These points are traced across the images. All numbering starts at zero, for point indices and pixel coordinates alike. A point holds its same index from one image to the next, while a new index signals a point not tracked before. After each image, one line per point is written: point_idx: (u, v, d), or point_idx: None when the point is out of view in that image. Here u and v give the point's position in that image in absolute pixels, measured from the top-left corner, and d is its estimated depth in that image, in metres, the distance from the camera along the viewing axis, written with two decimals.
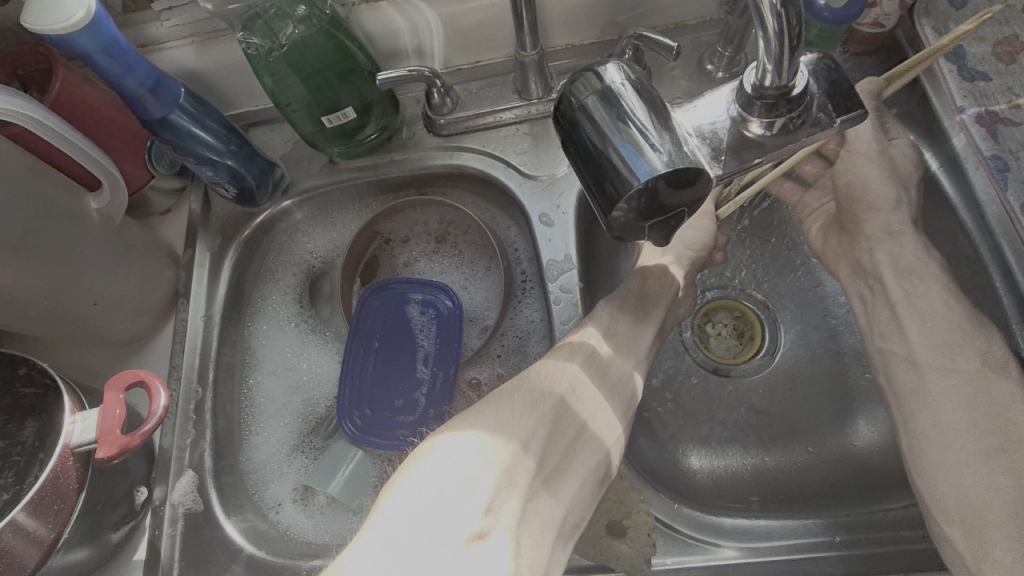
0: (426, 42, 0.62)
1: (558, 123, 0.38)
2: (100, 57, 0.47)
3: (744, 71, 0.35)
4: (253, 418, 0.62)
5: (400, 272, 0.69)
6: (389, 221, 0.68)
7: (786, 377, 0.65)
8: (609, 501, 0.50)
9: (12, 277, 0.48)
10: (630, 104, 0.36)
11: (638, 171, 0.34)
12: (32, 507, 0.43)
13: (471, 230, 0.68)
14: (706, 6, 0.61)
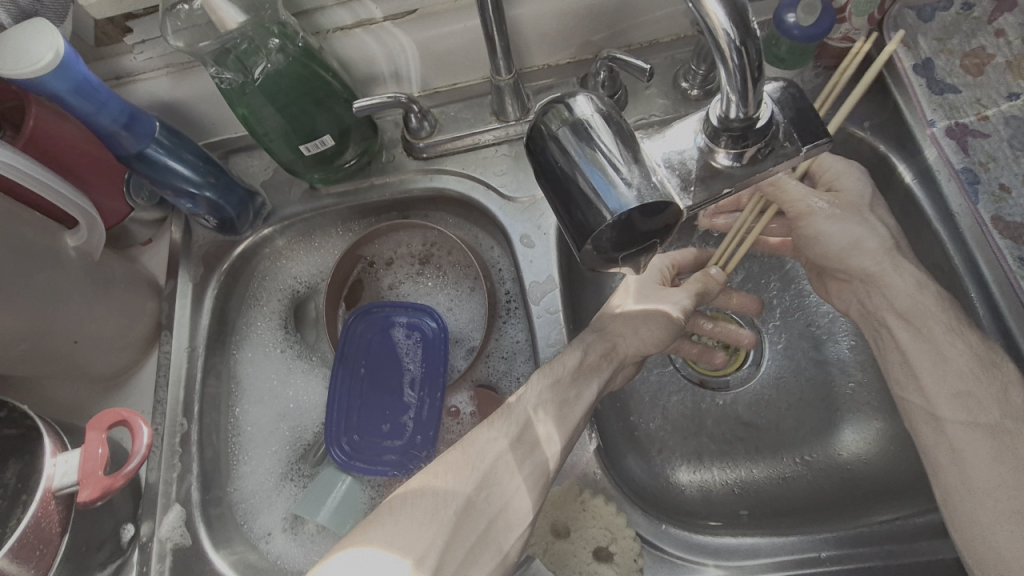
0: (403, 66, 0.62)
1: (530, 150, 0.40)
2: (71, 97, 0.48)
3: (710, 102, 0.35)
4: (240, 447, 0.62)
5: (385, 296, 0.69)
6: (373, 244, 0.68)
7: (772, 388, 0.66)
8: (597, 527, 0.49)
9: None
10: (600, 136, 0.37)
11: (609, 205, 0.35)
12: (14, 553, 0.43)
13: (455, 251, 0.68)
14: (679, 24, 0.61)
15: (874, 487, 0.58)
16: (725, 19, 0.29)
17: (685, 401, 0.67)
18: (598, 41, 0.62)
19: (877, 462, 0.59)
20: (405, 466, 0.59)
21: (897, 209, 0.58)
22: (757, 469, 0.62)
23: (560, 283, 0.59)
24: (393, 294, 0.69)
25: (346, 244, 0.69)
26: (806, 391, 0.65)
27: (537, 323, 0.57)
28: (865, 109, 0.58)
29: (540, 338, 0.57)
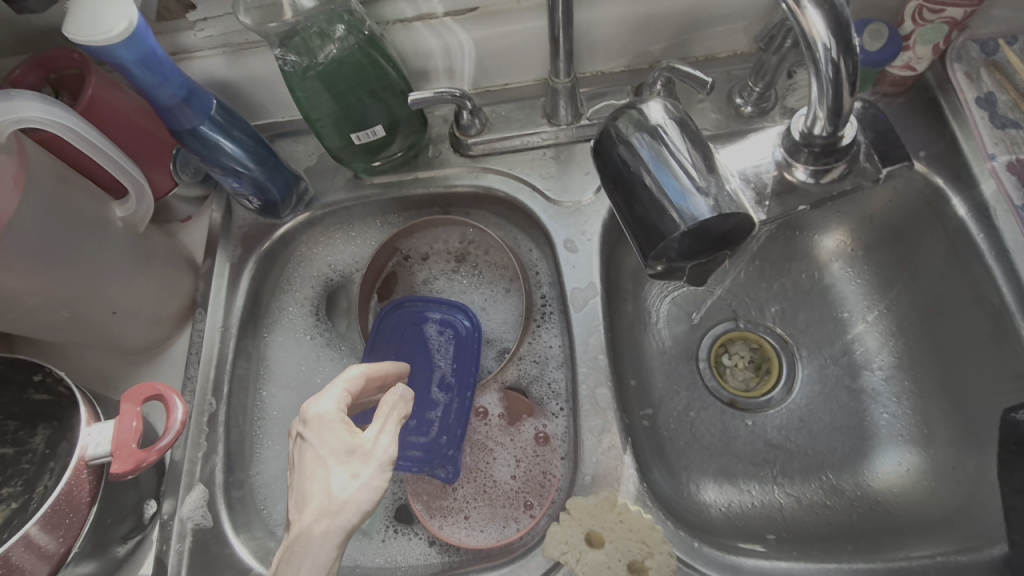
0: (457, 63, 0.62)
1: (595, 151, 0.40)
2: (136, 69, 0.47)
3: (793, 117, 0.35)
4: (264, 431, 0.61)
5: (418, 290, 0.68)
6: (410, 238, 0.68)
7: (804, 412, 0.66)
8: (633, 541, 0.48)
9: (27, 283, 0.46)
10: (673, 142, 0.36)
11: (682, 212, 0.34)
12: (44, 522, 0.43)
13: (492, 251, 0.68)
14: (737, 40, 0.61)
15: (905, 520, 0.57)
16: (824, 31, 0.29)
17: (714, 419, 0.67)
18: (655, 52, 0.62)
19: (910, 495, 0.58)
20: (428, 464, 0.58)
21: (945, 240, 0.58)
22: (785, 492, 0.61)
23: (601, 290, 0.58)
24: (426, 290, 0.68)
25: (383, 235, 0.69)
26: (838, 418, 0.64)
27: (577, 329, 0.56)
28: (922, 139, 0.58)
29: (579, 343, 0.56)
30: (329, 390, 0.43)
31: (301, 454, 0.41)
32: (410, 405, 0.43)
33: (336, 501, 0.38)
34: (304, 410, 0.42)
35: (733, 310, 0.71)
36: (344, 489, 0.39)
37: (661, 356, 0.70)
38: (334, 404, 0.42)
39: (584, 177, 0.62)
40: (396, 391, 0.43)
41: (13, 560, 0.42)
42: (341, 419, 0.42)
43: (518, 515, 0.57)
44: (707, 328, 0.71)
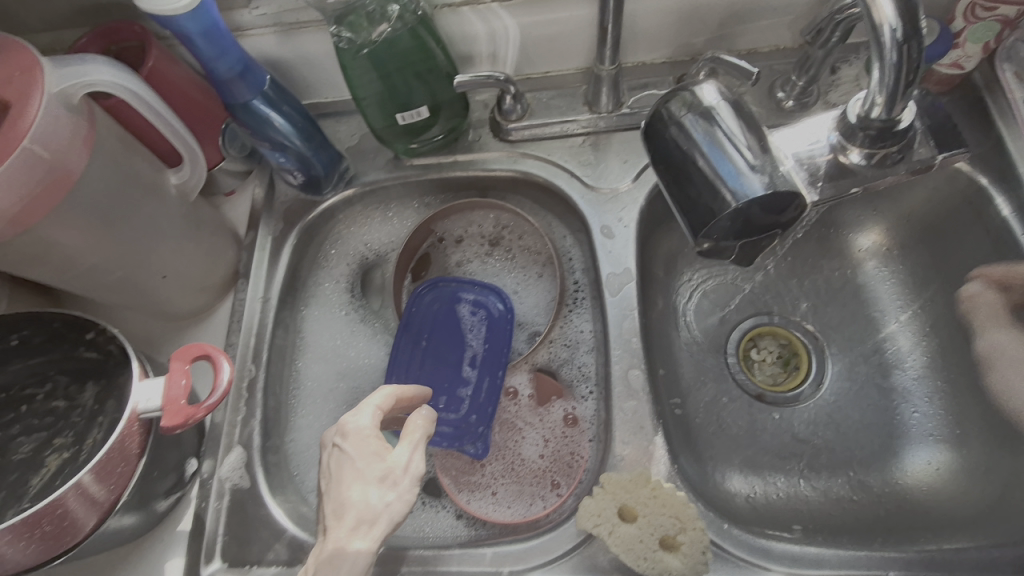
0: (501, 48, 0.62)
1: (643, 134, 0.41)
2: (200, 40, 0.48)
3: (849, 101, 0.36)
4: (299, 400, 0.63)
5: (452, 272, 0.69)
6: (445, 220, 0.70)
7: (832, 409, 0.66)
8: (667, 517, 0.48)
9: (86, 242, 0.47)
10: (726, 123, 0.37)
11: (734, 188, 0.35)
12: (97, 472, 0.44)
13: (526, 236, 0.69)
14: (780, 35, 0.62)
15: (936, 515, 0.56)
16: (892, 14, 0.30)
17: (740, 411, 0.67)
18: (698, 44, 0.62)
19: (941, 491, 0.58)
20: (458, 441, 0.60)
21: (988, 241, 0.58)
22: (810, 485, 0.62)
23: (635, 276, 0.59)
24: (459, 272, 0.69)
25: (420, 216, 0.70)
26: (867, 414, 0.64)
27: (611, 313, 0.57)
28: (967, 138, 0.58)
29: (612, 327, 0.57)
30: (364, 406, 0.48)
31: (340, 463, 0.45)
32: (433, 425, 0.48)
33: (371, 511, 0.43)
34: (344, 424, 0.47)
35: (762, 305, 0.72)
36: (381, 498, 0.43)
37: (689, 347, 0.70)
38: (367, 423, 0.47)
39: (622, 165, 0.63)
40: (422, 413, 0.48)
41: (65, 506, 0.43)
42: (375, 434, 0.47)
43: (545, 494, 0.58)
44: (736, 321, 0.72)
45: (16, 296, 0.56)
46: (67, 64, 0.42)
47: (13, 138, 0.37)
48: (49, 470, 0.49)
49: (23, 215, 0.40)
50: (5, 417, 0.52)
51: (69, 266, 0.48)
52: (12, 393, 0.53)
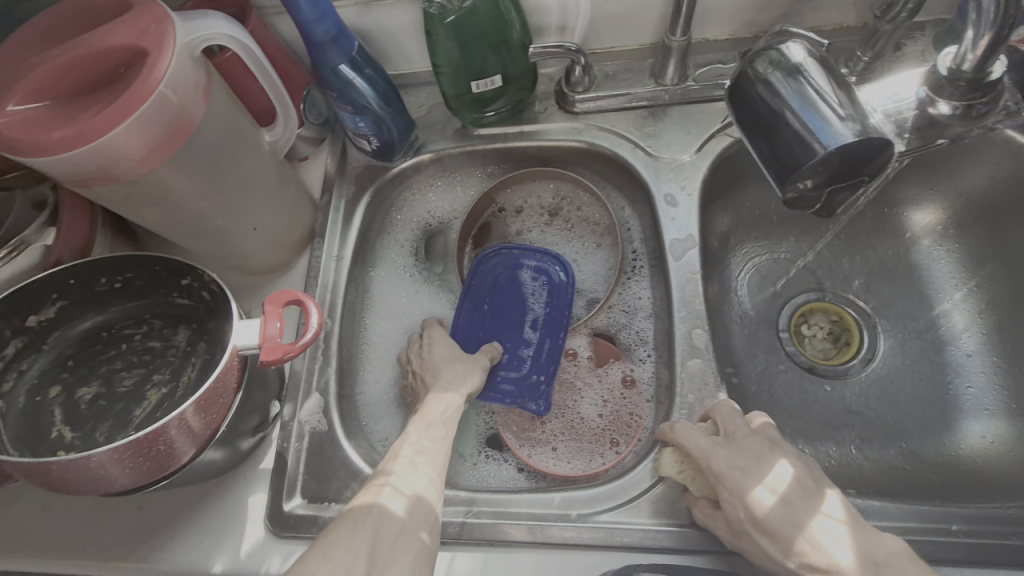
0: (571, 21, 0.65)
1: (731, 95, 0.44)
2: (304, 2, 0.51)
3: (938, 57, 0.38)
4: (368, 355, 0.66)
5: (512, 240, 0.72)
6: (506, 191, 0.72)
7: (885, 382, 0.67)
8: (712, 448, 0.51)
9: (196, 190, 0.50)
10: (813, 79, 0.39)
11: (823, 139, 0.37)
12: (201, 405, 0.46)
13: (585, 208, 0.71)
14: (844, 14, 0.63)
15: (993, 484, 0.57)
16: None
17: (792, 382, 0.69)
18: (763, 21, 0.64)
19: (997, 461, 0.59)
20: (519, 397, 0.62)
21: None
22: (863, 454, 0.63)
23: (699, 242, 0.61)
24: (519, 241, 0.72)
25: (484, 186, 0.73)
26: (920, 387, 0.66)
27: (675, 277, 0.59)
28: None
29: (677, 290, 0.59)
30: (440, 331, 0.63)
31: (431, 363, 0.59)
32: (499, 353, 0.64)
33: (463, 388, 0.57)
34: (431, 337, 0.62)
35: (813, 281, 0.73)
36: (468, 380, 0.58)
37: (741, 319, 0.72)
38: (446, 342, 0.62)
39: (685, 137, 0.65)
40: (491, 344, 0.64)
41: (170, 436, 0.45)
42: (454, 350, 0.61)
43: (604, 450, 0.60)
44: (788, 296, 0.73)
45: (115, 245, 0.59)
46: (192, 19, 0.45)
47: (149, 83, 0.40)
48: (150, 403, 0.53)
49: (150, 156, 0.43)
50: (106, 354, 0.55)
51: (181, 211, 0.50)
52: (112, 331, 0.56)
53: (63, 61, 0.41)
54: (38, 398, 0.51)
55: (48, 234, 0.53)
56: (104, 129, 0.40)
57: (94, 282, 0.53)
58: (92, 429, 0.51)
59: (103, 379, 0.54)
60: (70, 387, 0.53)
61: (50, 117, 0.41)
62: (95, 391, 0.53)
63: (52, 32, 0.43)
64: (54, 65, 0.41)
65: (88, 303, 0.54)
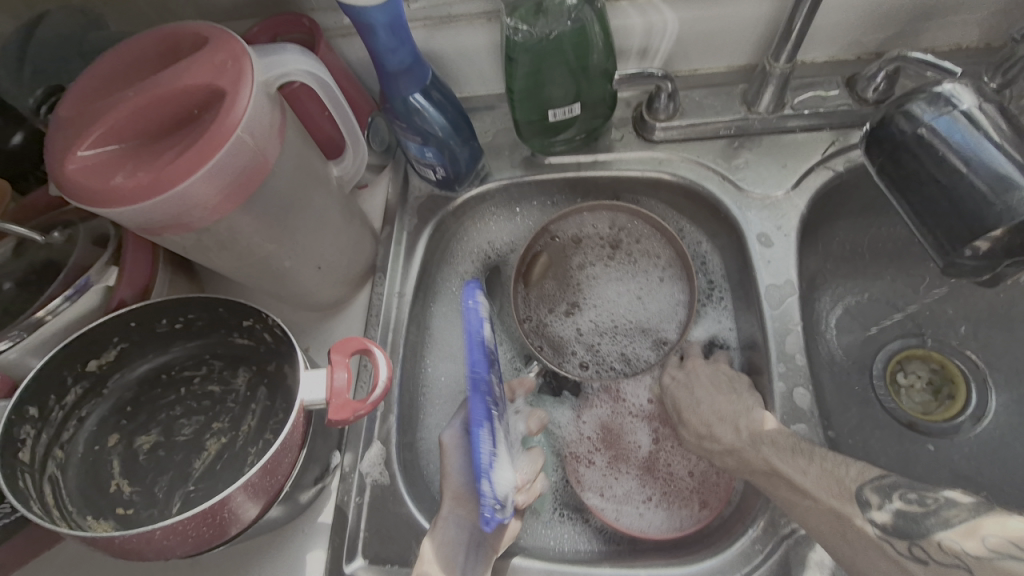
0: (656, 43, 0.59)
1: (869, 128, 0.46)
2: (382, 31, 0.48)
3: None
4: (428, 399, 0.62)
5: (570, 275, 0.65)
6: (559, 220, 0.64)
7: (1000, 444, 0.60)
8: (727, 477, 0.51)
9: (259, 231, 0.47)
10: (985, 131, 0.40)
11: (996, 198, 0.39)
12: (264, 472, 0.43)
13: (646, 241, 0.64)
14: (965, 33, 0.57)
15: None
16: None
17: (890, 440, 0.62)
18: (870, 42, 0.58)
19: None
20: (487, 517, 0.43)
21: None
22: None
23: (797, 289, 0.56)
24: (580, 277, 0.65)
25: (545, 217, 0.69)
26: None
27: (770, 327, 0.55)
28: None
29: (773, 343, 0.54)
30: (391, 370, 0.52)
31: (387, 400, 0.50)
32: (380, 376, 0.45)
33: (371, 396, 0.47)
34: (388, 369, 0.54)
35: (912, 325, 0.66)
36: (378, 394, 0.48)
37: (832, 366, 0.65)
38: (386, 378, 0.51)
39: (780, 169, 0.59)
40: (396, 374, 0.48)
41: (231, 501, 0.42)
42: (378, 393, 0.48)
43: (689, 513, 0.55)
44: (883, 341, 0.67)
45: (174, 281, 0.56)
46: (269, 55, 0.43)
47: (226, 128, 0.38)
48: (210, 453, 0.50)
49: (223, 202, 0.41)
50: (166, 398, 0.53)
51: (248, 254, 0.49)
52: (172, 374, 0.54)
53: (138, 100, 0.38)
54: (98, 447, 0.50)
55: (111, 273, 0.51)
56: (179, 177, 0.38)
57: (155, 324, 0.51)
58: (152, 483, 0.48)
59: (162, 426, 0.51)
60: (129, 435, 0.51)
61: (124, 162, 0.39)
62: (154, 440, 0.51)
63: (133, 64, 0.42)
64: (130, 104, 0.38)
65: (148, 344, 0.52)
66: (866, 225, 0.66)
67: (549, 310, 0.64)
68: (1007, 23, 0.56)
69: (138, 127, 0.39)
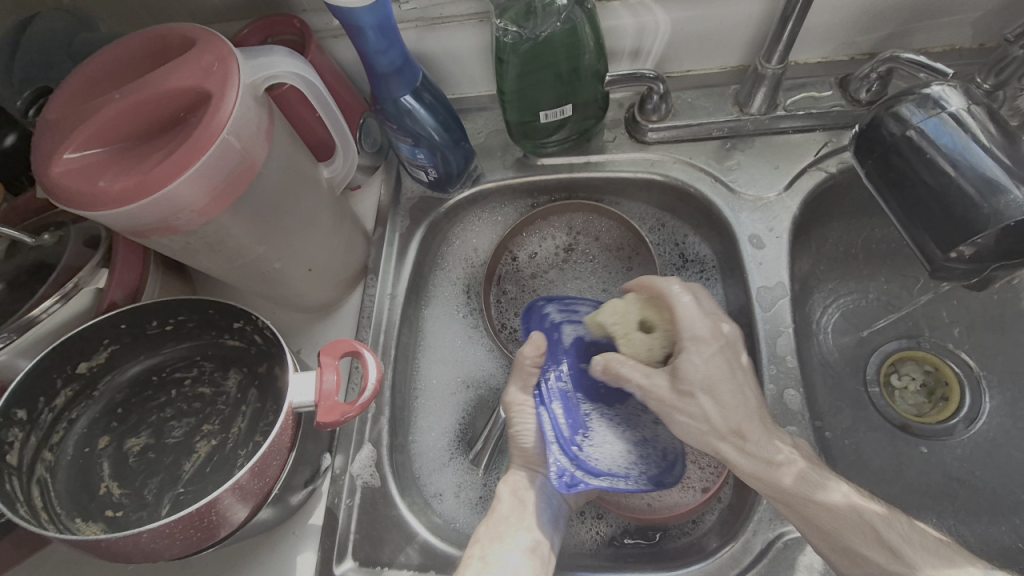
0: (648, 43, 0.59)
1: (858, 130, 0.45)
2: (371, 33, 0.47)
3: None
4: (420, 402, 0.61)
5: (529, 286, 0.65)
6: (517, 238, 0.66)
7: (993, 447, 0.60)
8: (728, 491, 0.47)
9: (249, 233, 0.47)
10: (972, 133, 0.40)
11: (983, 200, 0.39)
12: (253, 473, 0.43)
13: (603, 235, 0.66)
14: (958, 34, 0.57)
15: None
16: None
17: (882, 443, 0.62)
18: (864, 42, 0.58)
19: None
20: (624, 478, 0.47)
21: None
22: (969, 531, 0.56)
23: (789, 290, 0.56)
24: (536, 284, 0.65)
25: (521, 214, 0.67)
26: None
27: (761, 328, 0.54)
28: None
29: (765, 345, 0.54)
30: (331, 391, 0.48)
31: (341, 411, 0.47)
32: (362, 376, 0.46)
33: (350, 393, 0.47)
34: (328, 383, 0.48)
35: (906, 327, 0.66)
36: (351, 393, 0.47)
37: (825, 368, 0.65)
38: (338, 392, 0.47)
39: (773, 171, 0.59)
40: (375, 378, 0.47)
41: (220, 503, 0.42)
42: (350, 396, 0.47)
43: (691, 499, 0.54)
44: (877, 343, 0.66)
45: (165, 282, 0.57)
46: (257, 57, 0.43)
47: (213, 130, 0.38)
48: (200, 455, 0.50)
49: (211, 205, 0.41)
50: (156, 400, 0.53)
51: (238, 256, 0.49)
52: (162, 375, 0.54)
53: (124, 103, 0.38)
54: (87, 449, 0.50)
55: (101, 275, 0.51)
56: (166, 180, 0.38)
57: (145, 325, 0.51)
58: (142, 485, 0.48)
59: (152, 428, 0.51)
60: (120, 437, 0.51)
61: (109, 164, 0.39)
62: (144, 442, 0.51)
63: (121, 66, 0.42)
64: (116, 107, 0.38)
65: (139, 346, 0.52)
66: (860, 227, 0.65)
67: (510, 320, 0.64)
68: (1000, 24, 0.56)
69: (125, 129, 0.39)
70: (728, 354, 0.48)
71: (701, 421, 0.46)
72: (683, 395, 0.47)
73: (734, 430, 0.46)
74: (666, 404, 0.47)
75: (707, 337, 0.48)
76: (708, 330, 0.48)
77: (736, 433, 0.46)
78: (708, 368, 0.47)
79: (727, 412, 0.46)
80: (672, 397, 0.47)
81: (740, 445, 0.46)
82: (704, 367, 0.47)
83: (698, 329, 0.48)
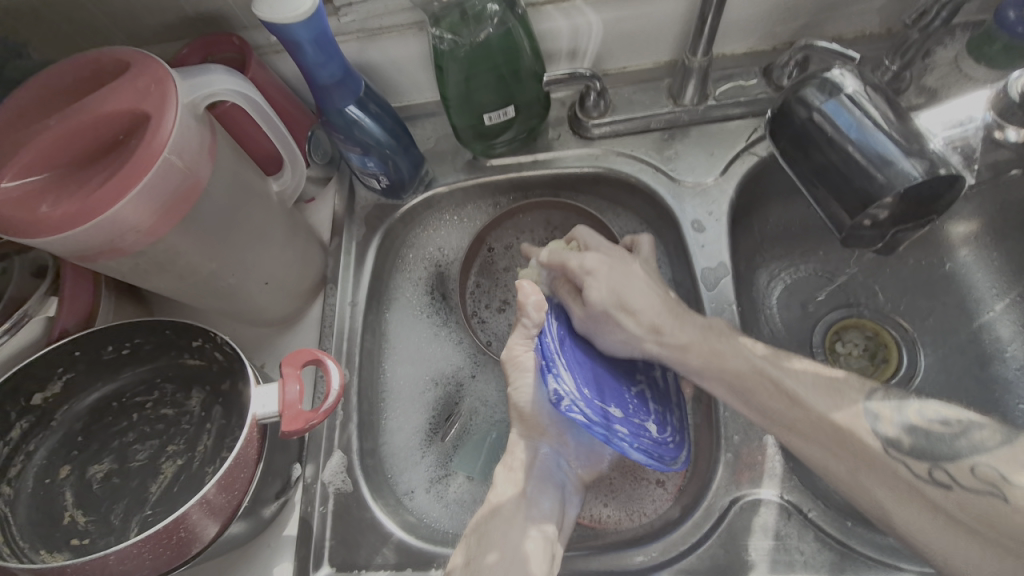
0: (583, 43, 0.62)
1: (771, 116, 0.48)
2: (309, 47, 0.48)
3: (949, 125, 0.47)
4: (388, 404, 0.62)
5: (499, 278, 0.67)
6: (495, 231, 0.68)
7: (930, 401, 0.64)
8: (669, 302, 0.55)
9: (199, 251, 0.47)
10: (867, 113, 0.44)
11: (882, 170, 0.43)
12: (220, 485, 0.44)
13: (578, 232, 0.68)
14: (867, 20, 0.61)
15: None
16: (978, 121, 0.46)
17: None
18: (783, 33, 0.62)
19: None
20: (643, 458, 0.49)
21: None
22: None
23: (731, 269, 0.59)
24: (507, 278, 0.68)
25: (483, 214, 0.69)
26: (970, 408, 0.62)
27: (708, 307, 0.57)
28: None
29: (713, 321, 0.57)
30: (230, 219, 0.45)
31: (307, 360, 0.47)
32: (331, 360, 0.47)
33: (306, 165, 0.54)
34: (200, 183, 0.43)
35: (844, 295, 0.70)
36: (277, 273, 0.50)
37: (775, 339, 0.69)
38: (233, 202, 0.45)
39: (709, 157, 0.62)
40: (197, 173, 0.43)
41: (186, 519, 0.42)
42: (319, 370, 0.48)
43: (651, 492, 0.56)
44: (822, 314, 0.70)
45: (119, 306, 0.56)
46: (193, 76, 0.43)
47: (153, 149, 0.39)
48: (167, 476, 0.50)
49: (156, 225, 0.42)
50: (118, 425, 0.52)
51: (190, 273, 0.49)
52: (123, 400, 0.53)
53: (58, 131, 0.39)
54: (48, 480, 0.49)
55: (50, 304, 0.51)
56: (107, 204, 0.38)
57: (100, 351, 0.51)
58: (107, 511, 0.48)
59: (115, 454, 0.51)
60: (82, 465, 0.50)
61: (44, 193, 0.39)
62: (107, 468, 0.50)
63: (55, 92, 0.42)
64: (53, 134, 0.39)
65: (96, 372, 0.52)
66: (796, 205, 0.69)
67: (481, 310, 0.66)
68: (904, 9, 0.60)
69: (63, 155, 0.39)
70: (627, 266, 0.54)
71: (622, 335, 0.53)
72: (598, 316, 0.53)
73: (651, 330, 0.52)
74: (589, 324, 0.53)
75: (598, 265, 0.53)
76: (595, 260, 0.54)
77: (654, 331, 0.52)
78: (607, 284, 0.53)
79: (639, 318, 0.52)
80: (588, 319, 0.53)
81: (659, 340, 0.52)
82: (604, 283, 0.53)
83: (589, 263, 0.53)
